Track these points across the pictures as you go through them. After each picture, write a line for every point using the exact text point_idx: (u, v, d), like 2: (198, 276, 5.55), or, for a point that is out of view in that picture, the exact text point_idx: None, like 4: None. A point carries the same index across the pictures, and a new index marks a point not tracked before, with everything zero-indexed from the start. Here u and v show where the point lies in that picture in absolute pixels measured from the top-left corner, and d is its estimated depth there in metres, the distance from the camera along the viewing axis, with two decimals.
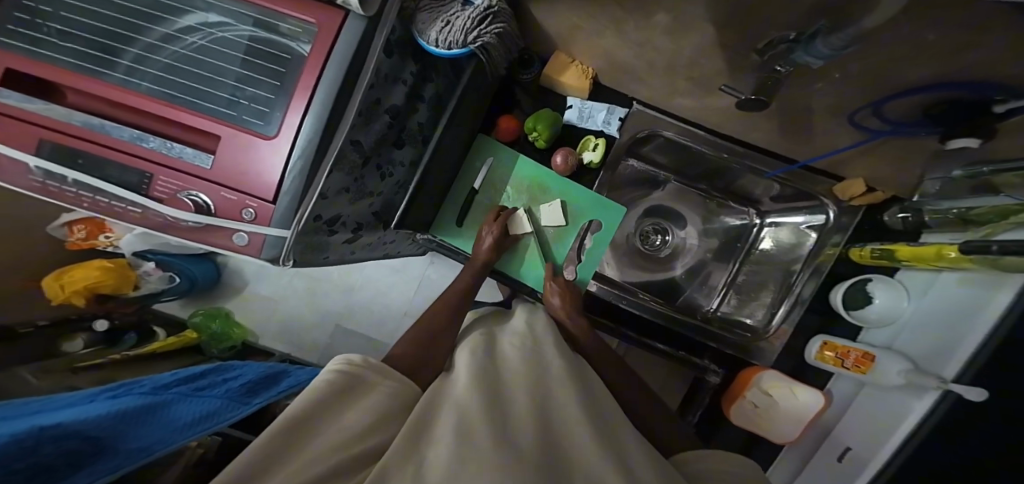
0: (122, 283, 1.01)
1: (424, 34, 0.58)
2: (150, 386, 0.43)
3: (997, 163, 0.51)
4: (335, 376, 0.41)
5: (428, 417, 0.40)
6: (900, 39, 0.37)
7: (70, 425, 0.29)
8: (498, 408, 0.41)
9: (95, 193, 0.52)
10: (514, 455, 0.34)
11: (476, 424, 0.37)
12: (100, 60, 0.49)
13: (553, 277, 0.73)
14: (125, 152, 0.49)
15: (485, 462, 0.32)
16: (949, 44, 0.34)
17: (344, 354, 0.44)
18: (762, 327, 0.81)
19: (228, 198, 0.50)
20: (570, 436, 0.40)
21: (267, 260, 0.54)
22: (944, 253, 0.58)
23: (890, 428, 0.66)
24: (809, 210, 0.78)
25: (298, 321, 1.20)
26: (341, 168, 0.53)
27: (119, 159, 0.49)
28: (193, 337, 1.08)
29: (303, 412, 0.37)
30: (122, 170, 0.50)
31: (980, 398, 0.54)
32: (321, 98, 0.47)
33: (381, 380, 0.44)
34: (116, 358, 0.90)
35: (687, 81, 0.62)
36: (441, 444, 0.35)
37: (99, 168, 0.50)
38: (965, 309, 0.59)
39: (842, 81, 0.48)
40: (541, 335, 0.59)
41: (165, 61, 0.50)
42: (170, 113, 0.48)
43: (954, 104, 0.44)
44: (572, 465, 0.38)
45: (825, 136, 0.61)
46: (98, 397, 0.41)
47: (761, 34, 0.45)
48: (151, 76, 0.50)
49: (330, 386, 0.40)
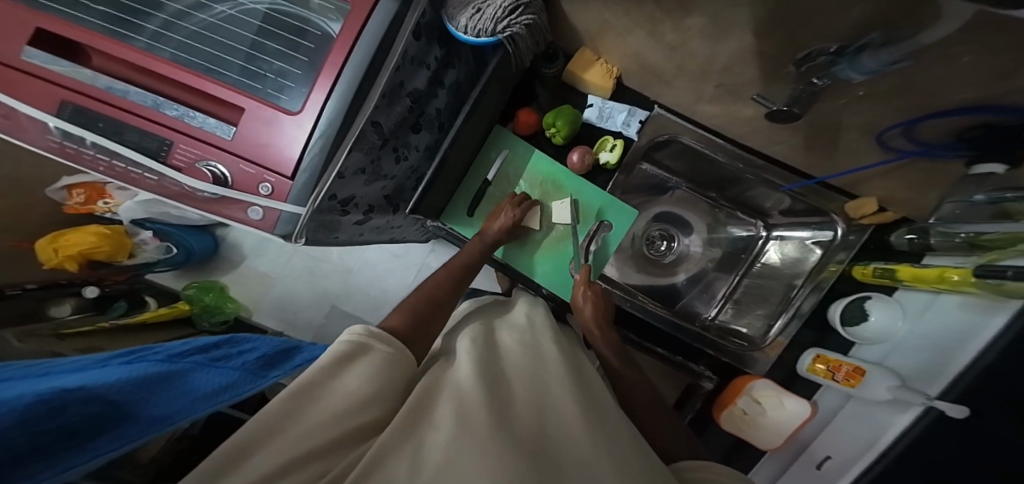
0: (117, 250, 0.98)
1: (454, 20, 0.58)
2: (166, 354, 0.43)
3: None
4: (343, 345, 0.42)
5: (426, 401, 0.40)
6: (945, 58, 0.37)
7: (93, 389, 0.29)
8: (500, 396, 0.41)
9: (112, 157, 0.51)
10: (510, 437, 0.34)
11: (474, 408, 0.37)
12: (128, 24, 0.48)
13: (589, 283, 0.70)
14: (147, 118, 0.48)
15: (477, 445, 0.31)
16: (993, 66, 0.34)
17: (352, 327, 0.44)
18: (759, 337, 0.81)
19: (247, 171, 0.49)
20: (566, 425, 0.39)
21: (280, 236, 0.54)
22: (947, 276, 0.58)
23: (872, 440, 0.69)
24: (818, 225, 0.79)
25: (294, 301, 1.19)
26: (360, 148, 0.52)
27: (140, 125, 0.48)
28: (186, 309, 1.08)
29: (309, 380, 0.37)
30: (141, 136, 0.49)
31: (960, 415, 0.57)
32: (348, 78, 0.46)
33: (384, 351, 0.43)
34: (107, 326, 0.89)
35: (717, 87, 0.62)
36: (440, 425, 0.35)
37: (117, 133, 0.49)
38: (962, 336, 0.59)
39: (875, 98, 0.49)
40: (542, 329, 0.60)
41: (192, 28, 0.49)
42: (196, 81, 0.48)
43: (991, 127, 0.44)
44: (564, 442, 0.37)
45: (847, 151, 0.62)
46: (112, 361, 0.40)
47: (801, 46, 0.45)
48: (178, 44, 0.49)
49: (334, 355, 0.40)
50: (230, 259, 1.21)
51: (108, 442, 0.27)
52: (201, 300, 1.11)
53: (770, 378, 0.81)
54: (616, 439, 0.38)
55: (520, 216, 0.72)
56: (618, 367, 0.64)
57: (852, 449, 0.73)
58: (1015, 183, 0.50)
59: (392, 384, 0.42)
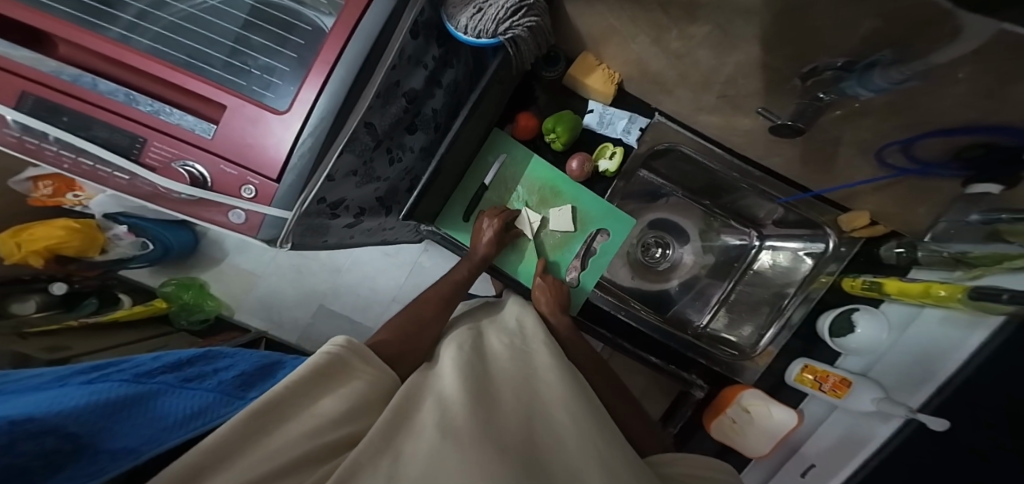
0: (88, 245, 0.94)
1: (453, 19, 0.56)
2: (132, 373, 0.40)
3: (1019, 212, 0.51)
4: (323, 357, 0.40)
5: (407, 408, 0.38)
6: (951, 81, 0.37)
7: (46, 420, 0.26)
8: (487, 403, 0.39)
9: (78, 154, 0.48)
10: (497, 447, 0.32)
11: (459, 418, 0.35)
12: (99, 12, 0.45)
13: (542, 275, 0.73)
14: (117, 113, 0.45)
15: (463, 456, 0.29)
16: (997, 90, 0.35)
17: (333, 338, 0.43)
18: (749, 346, 0.82)
19: (229, 172, 0.46)
20: (558, 437, 0.38)
21: (263, 241, 0.51)
22: (933, 291, 0.60)
23: (855, 447, 0.72)
24: (809, 237, 0.80)
25: (278, 301, 1.15)
26: (352, 149, 0.50)
27: (110, 121, 0.45)
28: (163, 307, 1.04)
29: (284, 391, 0.35)
30: (111, 132, 0.45)
31: (942, 428, 0.59)
32: (340, 76, 0.44)
33: (361, 373, 0.42)
34: (77, 325, 0.86)
35: (720, 98, 0.63)
36: (423, 435, 0.33)
37: (84, 128, 0.45)
38: (942, 347, 0.61)
39: (873, 114, 0.49)
40: (532, 334, 0.58)
41: (170, 19, 0.46)
42: (170, 73, 0.44)
43: (992, 149, 0.45)
44: (558, 457, 0.36)
45: (841, 166, 0.63)
46: (68, 382, 0.37)
47: (808, 60, 0.45)
48: (153, 35, 0.46)
49: (313, 367, 0.39)
50: (211, 257, 1.15)
51: (65, 477, 0.25)
52: (179, 297, 1.07)
53: (760, 388, 0.82)
54: (611, 441, 0.37)
55: (503, 222, 0.71)
56: (608, 374, 0.63)
57: (838, 458, 0.74)
58: (1010, 204, 0.51)
59: (367, 397, 0.40)
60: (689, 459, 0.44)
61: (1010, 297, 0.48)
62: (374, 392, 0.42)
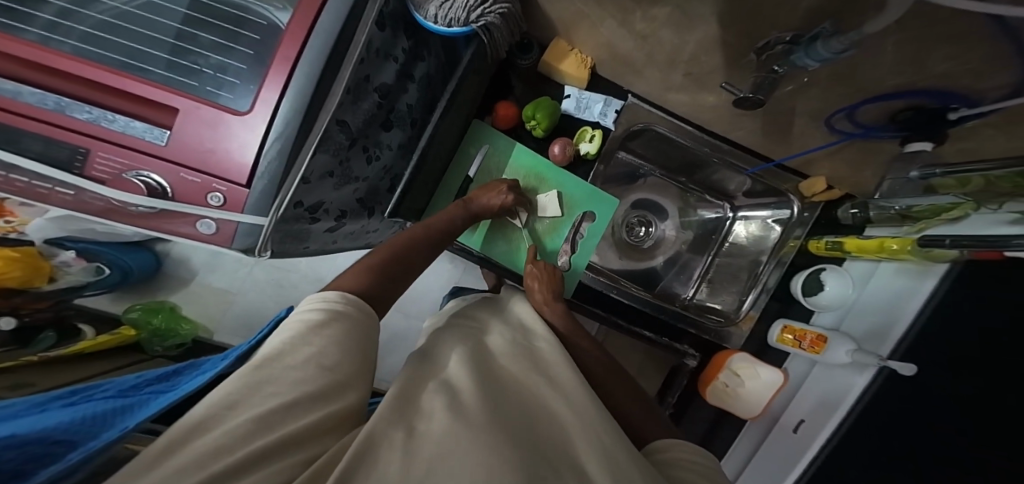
0: (31, 275, 0.84)
1: (422, 9, 0.57)
2: (115, 390, 0.39)
3: (949, 166, 0.59)
4: (316, 311, 0.38)
5: (411, 394, 0.38)
6: (889, 48, 0.41)
7: (20, 436, 0.25)
8: (490, 391, 0.40)
9: (12, 171, 0.45)
10: (504, 429, 0.33)
11: (466, 405, 0.36)
12: (12, 13, 0.41)
13: (535, 259, 0.73)
14: (49, 123, 0.41)
15: (475, 443, 0.30)
16: (928, 53, 0.39)
17: (319, 294, 0.40)
18: (733, 311, 0.87)
19: (190, 180, 0.45)
20: (562, 427, 0.39)
21: (240, 250, 0.50)
22: (887, 245, 0.66)
23: (832, 409, 0.76)
24: (776, 205, 0.86)
25: (260, 315, 1.11)
26: (325, 149, 0.50)
27: (41, 132, 0.41)
28: (131, 334, 0.98)
29: (278, 351, 0.34)
30: (46, 144, 0.42)
31: (910, 372, 0.64)
32: (304, 73, 0.43)
33: (358, 322, 0.40)
34: (35, 358, 0.78)
35: (687, 77, 0.65)
36: (432, 419, 0.34)
37: (13, 140, 0.42)
38: (901, 298, 0.68)
39: (821, 85, 0.53)
40: (534, 327, 0.58)
41: (100, 18, 0.43)
42: (111, 77, 0.41)
43: (918, 111, 0.51)
44: (561, 443, 0.37)
45: (801, 136, 0.67)
46: (50, 406, 0.36)
47: (761, 35, 0.49)
48: (81, 35, 0.42)
49: (308, 323, 0.37)
50: (179, 277, 1.10)
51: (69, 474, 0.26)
52: (150, 323, 1.02)
53: (746, 351, 0.86)
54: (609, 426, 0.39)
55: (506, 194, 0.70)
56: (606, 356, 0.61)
57: (821, 414, 0.77)
58: (941, 161, 0.59)
59: (366, 351, 0.39)
60: (683, 445, 0.44)
61: (953, 242, 0.53)
62: (369, 344, 0.41)
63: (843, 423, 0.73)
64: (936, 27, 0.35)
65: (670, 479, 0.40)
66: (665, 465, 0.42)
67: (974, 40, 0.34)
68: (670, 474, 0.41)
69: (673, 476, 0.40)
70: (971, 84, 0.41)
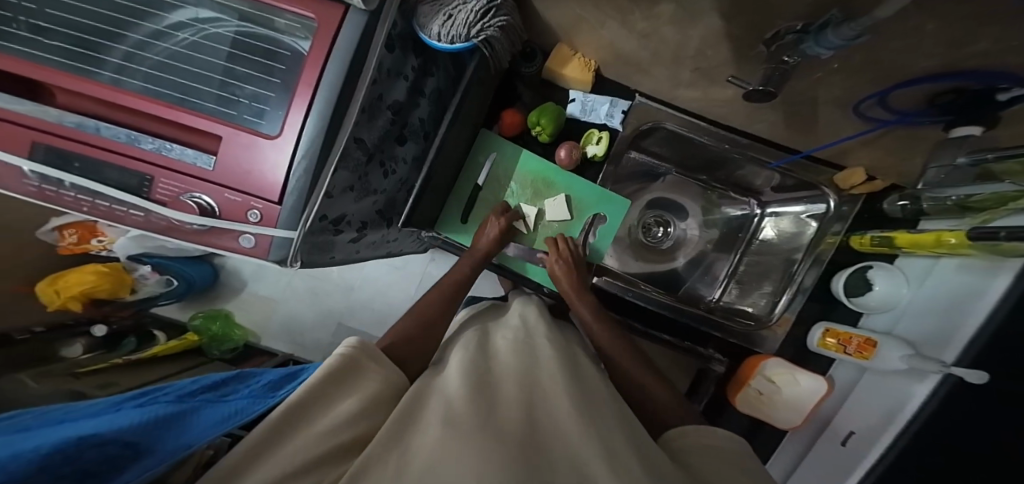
0: (118, 287, 0.99)
1: (426, 28, 0.57)
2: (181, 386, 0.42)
3: (1002, 150, 0.52)
4: (340, 358, 0.40)
5: (414, 409, 0.39)
6: (907, 32, 0.37)
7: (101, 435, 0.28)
8: (488, 398, 0.40)
9: (94, 197, 0.52)
10: (496, 435, 0.33)
11: (461, 414, 0.36)
12: (87, 58, 0.47)
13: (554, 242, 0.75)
14: (122, 154, 0.47)
15: (466, 449, 0.30)
16: (955, 33, 0.34)
17: (348, 340, 0.43)
18: (765, 315, 0.82)
19: (233, 199, 0.49)
20: (558, 422, 0.38)
21: (275, 261, 0.54)
22: (944, 239, 0.59)
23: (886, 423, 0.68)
24: (809, 199, 0.80)
25: (297, 321, 1.19)
26: (346, 166, 0.53)
27: (116, 161, 0.47)
28: (194, 340, 1.09)
29: (303, 398, 0.36)
30: (119, 172, 0.49)
31: (980, 381, 0.55)
32: (324, 97, 0.46)
33: (380, 370, 0.42)
34: (122, 361, 0.89)
35: (694, 72, 0.62)
36: (428, 432, 0.34)
37: (95, 171, 0.49)
38: (964, 297, 0.60)
39: (844, 72, 0.48)
40: (537, 334, 0.56)
41: (156, 58, 0.49)
42: (167, 111, 0.46)
43: (958, 92, 0.45)
44: (551, 443, 0.36)
45: (827, 127, 0.63)
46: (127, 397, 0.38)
47: (768, 26, 0.45)
48: (142, 75, 0.48)
49: (328, 372, 0.39)
50: (232, 288, 1.19)
51: None
52: (208, 329, 1.12)
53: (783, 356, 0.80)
54: (608, 422, 0.38)
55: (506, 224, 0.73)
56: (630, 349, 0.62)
57: (877, 424, 0.70)
58: (994, 144, 0.53)
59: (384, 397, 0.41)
60: (698, 429, 0.42)
61: (1006, 234, 0.48)
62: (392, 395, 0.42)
63: (900, 439, 0.64)
64: (959, 6, 0.31)
65: (687, 468, 0.38)
66: (684, 453, 0.40)
67: (1009, 17, 0.30)
68: (686, 464, 0.39)
69: (690, 464, 0.39)
70: (1018, 62, 0.36)
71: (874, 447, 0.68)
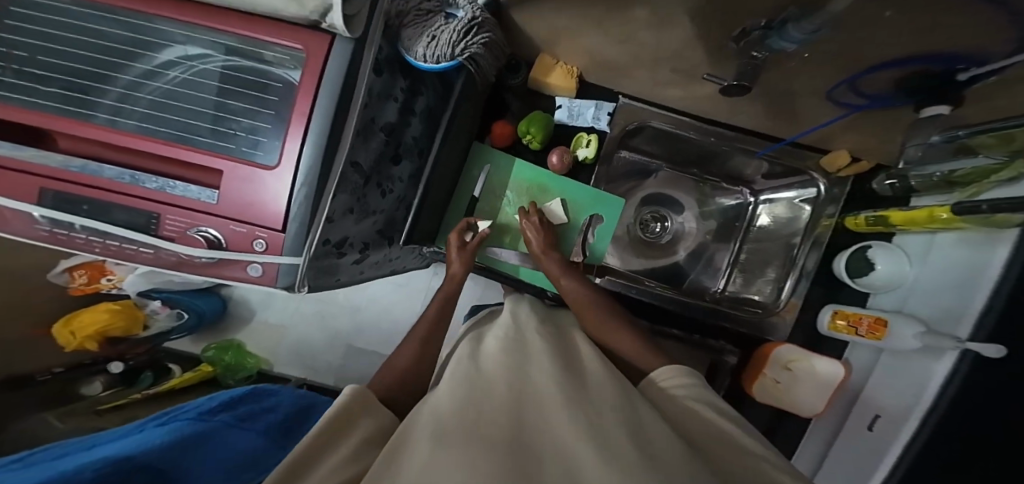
0: (132, 323, 1.00)
1: (412, 50, 0.58)
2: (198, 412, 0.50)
3: (973, 126, 0.54)
4: (344, 403, 0.38)
5: (407, 429, 0.37)
6: (866, 22, 0.38)
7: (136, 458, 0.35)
8: (479, 404, 0.38)
9: (104, 238, 0.54)
10: (488, 443, 0.32)
11: (452, 428, 0.34)
12: (82, 102, 0.50)
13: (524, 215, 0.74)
14: (128, 195, 0.49)
15: (457, 459, 0.29)
16: (907, 21, 0.36)
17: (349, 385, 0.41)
18: (772, 302, 0.82)
19: (238, 231, 0.50)
20: (553, 419, 0.37)
21: (283, 288, 0.56)
22: (936, 215, 0.59)
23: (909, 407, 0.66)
24: (801, 184, 0.81)
25: (307, 345, 1.21)
26: (344, 189, 0.54)
27: (121, 202, 0.49)
28: (209, 371, 1.10)
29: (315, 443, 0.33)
30: (128, 213, 0.50)
31: (997, 354, 0.54)
32: (319, 128, 0.47)
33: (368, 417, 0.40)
34: (139, 396, 0.91)
35: (673, 72, 0.64)
36: (418, 448, 0.32)
37: (104, 213, 0.51)
38: (969, 270, 0.61)
39: (815, 63, 0.50)
40: (529, 335, 0.55)
41: (148, 98, 0.51)
42: (166, 149, 0.48)
43: (921, 75, 0.46)
44: (549, 441, 0.35)
45: (809, 114, 0.64)
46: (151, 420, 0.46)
47: (736, 24, 0.46)
48: (138, 114, 0.50)
49: (333, 416, 0.36)
50: (241, 316, 1.21)
51: None
52: (222, 359, 1.14)
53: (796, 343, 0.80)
54: (602, 408, 0.37)
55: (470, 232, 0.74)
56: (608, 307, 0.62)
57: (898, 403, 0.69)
58: (964, 122, 0.55)
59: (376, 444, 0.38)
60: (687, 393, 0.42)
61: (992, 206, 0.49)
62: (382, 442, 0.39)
63: (925, 422, 0.63)
64: None
65: (683, 434, 0.38)
66: (677, 416, 0.41)
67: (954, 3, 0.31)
68: (682, 431, 0.39)
69: (686, 430, 0.39)
70: (974, 43, 0.37)
71: (903, 432, 0.66)
